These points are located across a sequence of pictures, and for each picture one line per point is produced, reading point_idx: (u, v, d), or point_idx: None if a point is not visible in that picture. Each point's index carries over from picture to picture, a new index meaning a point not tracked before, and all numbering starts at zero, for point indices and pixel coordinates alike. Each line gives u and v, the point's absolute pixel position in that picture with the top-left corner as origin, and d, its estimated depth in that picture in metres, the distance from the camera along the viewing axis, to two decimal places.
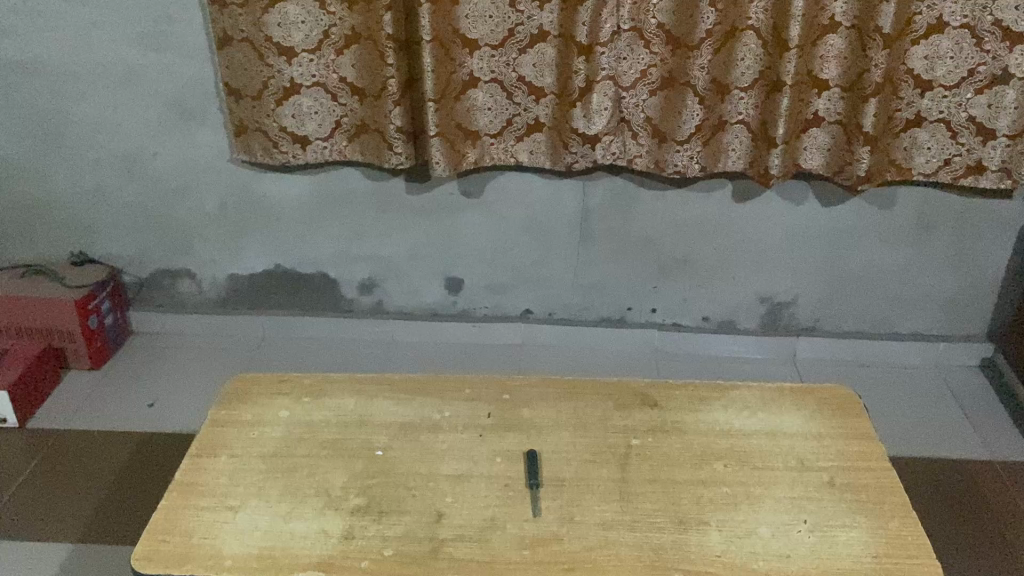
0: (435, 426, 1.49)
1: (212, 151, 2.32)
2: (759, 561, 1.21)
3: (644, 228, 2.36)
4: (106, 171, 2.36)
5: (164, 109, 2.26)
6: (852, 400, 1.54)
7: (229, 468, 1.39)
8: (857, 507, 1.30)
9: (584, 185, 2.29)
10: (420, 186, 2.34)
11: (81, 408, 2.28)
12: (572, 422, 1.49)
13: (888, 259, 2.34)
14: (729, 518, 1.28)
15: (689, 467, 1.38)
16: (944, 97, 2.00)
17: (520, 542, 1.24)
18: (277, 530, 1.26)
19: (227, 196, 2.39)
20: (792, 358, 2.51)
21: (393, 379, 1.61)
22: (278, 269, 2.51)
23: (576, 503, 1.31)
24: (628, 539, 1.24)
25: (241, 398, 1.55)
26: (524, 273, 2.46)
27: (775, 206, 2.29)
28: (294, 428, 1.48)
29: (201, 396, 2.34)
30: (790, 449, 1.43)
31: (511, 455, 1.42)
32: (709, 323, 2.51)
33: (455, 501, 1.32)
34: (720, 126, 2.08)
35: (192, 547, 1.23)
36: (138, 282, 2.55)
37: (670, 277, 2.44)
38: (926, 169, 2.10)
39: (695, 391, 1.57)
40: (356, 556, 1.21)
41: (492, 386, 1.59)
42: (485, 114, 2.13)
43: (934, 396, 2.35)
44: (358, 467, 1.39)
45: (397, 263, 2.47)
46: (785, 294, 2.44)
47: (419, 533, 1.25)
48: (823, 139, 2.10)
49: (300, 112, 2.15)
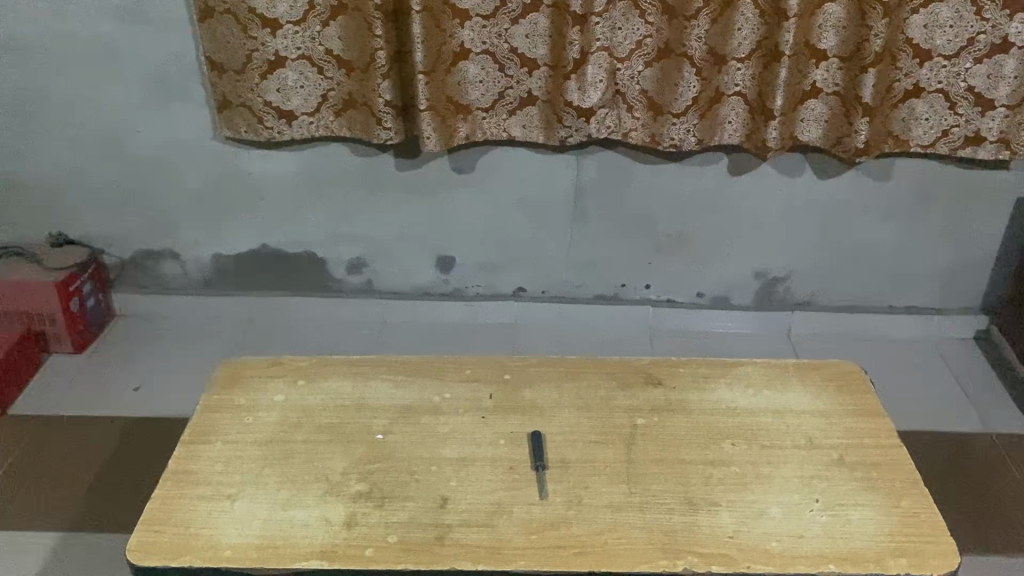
0: (435, 409, 1.45)
1: (195, 127, 2.25)
2: (773, 542, 1.18)
3: (638, 205, 2.32)
4: (86, 150, 2.29)
5: (143, 85, 2.19)
6: (857, 375, 1.52)
7: (224, 455, 1.34)
8: (869, 485, 1.28)
9: (577, 161, 2.25)
10: (410, 162, 2.28)
11: (66, 393, 2.23)
12: (576, 402, 1.46)
13: (883, 233, 2.33)
14: (740, 499, 1.26)
15: (696, 448, 1.36)
16: (942, 67, 1.97)
17: (526, 527, 1.21)
18: (277, 519, 1.23)
19: (211, 174, 2.32)
20: (787, 334, 2.49)
21: (391, 361, 1.56)
22: (264, 248, 2.45)
23: (583, 485, 1.28)
24: (638, 522, 1.22)
25: (234, 382, 1.51)
26: (517, 252, 2.42)
27: (771, 180, 2.26)
28: (290, 412, 1.43)
29: (189, 379, 2.29)
30: (798, 426, 1.40)
31: (515, 437, 1.38)
32: (703, 299, 2.49)
33: (460, 485, 1.29)
34: (717, 98, 2.04)
35: (191, 538, 1.19)
36: (119, 264, 2.48)
37: (665, 253, 2.41)
38: (924, 141, 2.07)
39: (699, 368, 1.54)
40: (360, 544, 1.18)
41: (492, 367, 1.55)
42: (477, 87, 2.08)
43: (930, 370, 2.34)
44: (358, 452, 1.35)
45: (387, 242, 2.42)
46: (780, 269, 2.41)
47: (423, 520, 1.22)
48: (821, 111, 2.07)
49: (286, 86, 2.09)
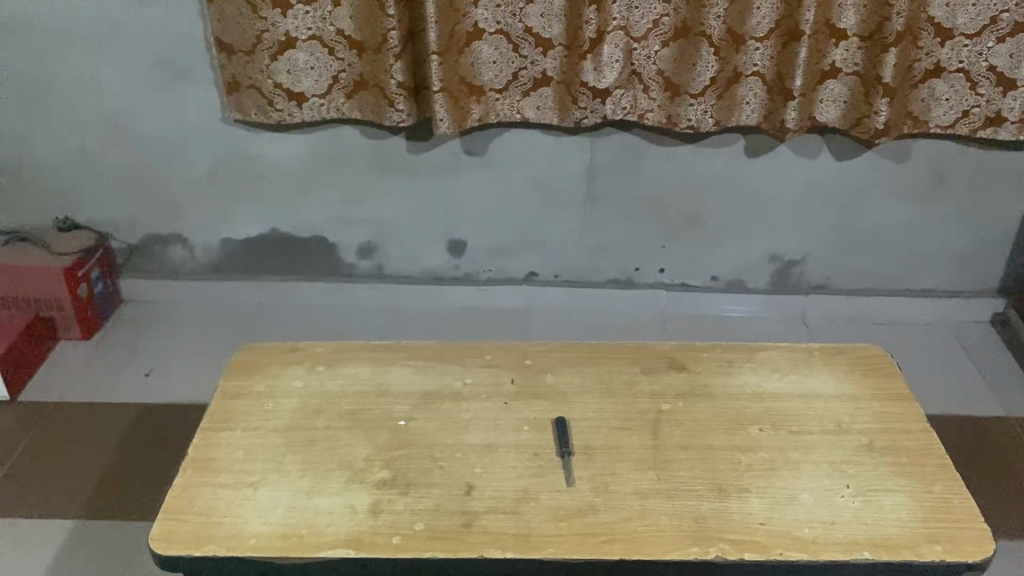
0: (457, 395, 1.43)
1: (203, 110, 2.22)
2: (805, 529, 1.17)
3: (653, 188, 2.29)
4: (92, 134, 2.25)
5: (151, 66, 2.16)
6: (883, 360, 1.50)
7: (244, 442, 1.32)
8: (900, 470, 1.27)
9: (590, 143, 2.22)
10: (421, 145, 2.25)
11: (75, 379, 2.21)
12: (599, 388, 1.44)
13: (899, 215, 2.30)
14: (770, 485, 1.24)
15: (723, 433, 1.34)
16: (964, 46, 1.94)
17: (555, 514, 1.19)
18: (300, 507, 1.21)
19: (219, 157, 2.29)
20: (802, 317, 2.47)
21: (410, 346, 1.54)
22: (273, 233, 2.42)
23: (610, 471, 1.26)
24: (667, 508, 1.20)
25: (252, 368, 1.49)
26: (530, 235, 2.40)
27: (787, 161, 2.23)
28: (310, 399, 1.41)
29: (199, 365, 2.27)
30: (825, 411, 1.38)
31: (538, 423, 1.36)
32: (718, 283, 2.47)
33: (484, 472, 1.27)
34: (735, 78, 2.01)
35: (213, 527, 1.18)
36: (127, 249, 2.45)
37: (679, 237, 2.38)
38: (944, 122, 2.05)
39: (723, 353, 1.52)
40: (386, 532, 1.16)
41: (512, 352, 1.53)
42: (490, 68, 2.04)
43: (947, 353, 2.32)
44: (380, 439, 1.33)
45: (398, 226, 2.40)
46: (795, 252, 2.39)
47: (449, 507, 1.20)
48: (840, 92, 2.04)
49: (296, 68, 2.06)
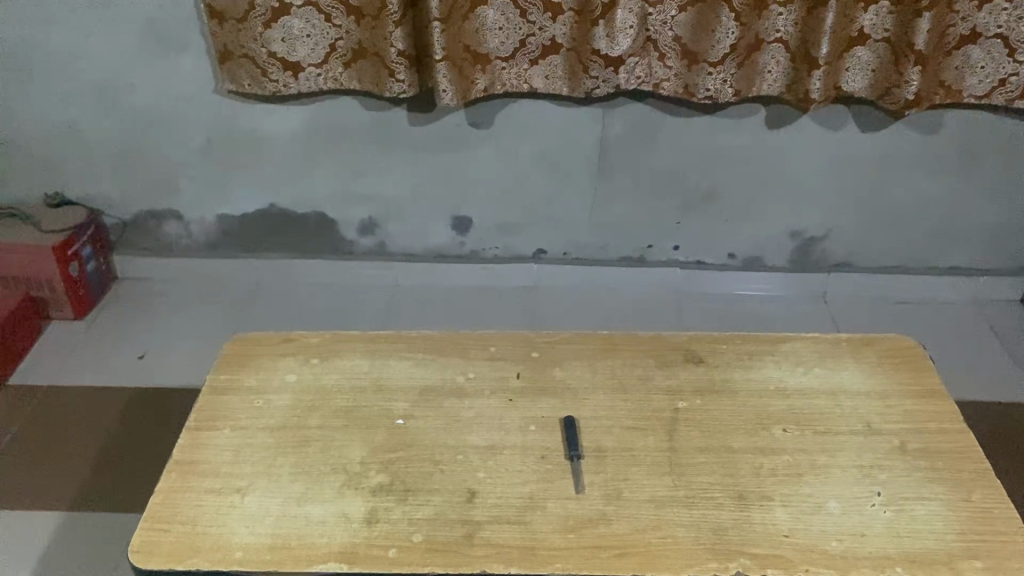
0: (460, 391, 1.34)
1: (195, 80, 2.11)
2: (833, 542, 1.08)
3: (668, 161, 2.18)
4: (81, 105, 2.15)
5: (139, 34, 2.05)
6: (915, 352, 1.41)
7: (233, 443, 1.24)
8: (935, 477, 1.18)
9: (602, 115, 2.11)
10: (423, 117, 2.15)
11: (67, 361, 2.13)
12: (610, 383, 1.35)
13: (927, 190, 2.19)
14: (795, 493, 1.15)
15: (744, 434, 1.25)
16: (1003, 10, 1.80)
17: (563, 524, 1.11)
18: (291, 515, 1.13)
19: (214, 129, 2.19)
20: (822, 297, 2.37)
21: (410, 337, 1.46)
22: (271, 208, 2.33)
23: (622, 477, 1.18)
24: (684, 519, 1.11)
25: (242, 361, 1.40)
26: (538, 211, 2.29)
27: (810, 133, 2.11)
28: (303, 395, 1.33)
29: (195, 347, 2.19)
30: (854, 409, 1.29)
31: (546, 423, 1.27)
32: (735, 261, 2.36)
33: (488, 477, 1.18)
34: (756, 45, 1.90)
35: (199, 537, 1.10)
36: (120, 225, 2.36)
37: (694, 213, 2.27)
38: (978, 91, 1.93)
39: (743, 345, 1.43)
40: (382, 544, 1.08)
41: (519, 344, 1.44)
42: (496, 35, 1.93)
43: (975, 334, 2.22)
44: (377, 439, 1.25)
45: (401, 201, 2.30)
46: (816, 228, 2.28)
47: (450, 516, 1.12)
48: (868, 59, 1.92)
49: (291, 36, 1.95)
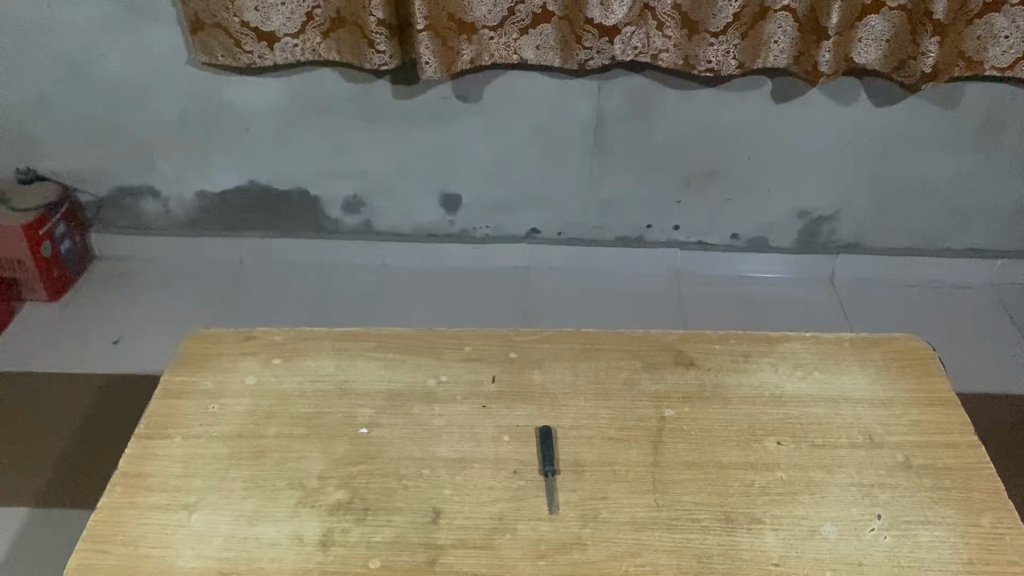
0: (430, 396, 1.25)
1: (167, 51, 2.00)
2: (828, 573, 0.98)
3: (667, 137, 2.06)
4: (48, 77, 2.05)
5: (107, 3, 1.93)
6: (923, 354, 1.31)
7: (183, 453, 1.16)
8: (943, 497, 1.08)
9: (597, 88, 1.99)
10: (409, 90, 2.03)
11: (40, 347, 2.05)
12: (592, 388, 1.26)
13: (944, 168, 2.06)
14: (788, 514, 1.06)
15: (735, 447, 1.15)
16: None
17: (534, 549, 1.02)
18: (240, 536, 1.04)
19: (189, 103, 2.08)
20: (830, 279, 2.26)
21: (380, 335, 1.36)
22: (252, 185, 2.22)
23: (600, 496, 1.09)
24: (665, 544, 1.02)
25: (199, 360, 1.31)
26: (531, 190, 2.18)
27: (819, 107, 1.99)
28: (263, 400, 1.24)
29: (173, 330, 2.11)
30: (856, 419, 1.19)
31: (521, 433, 1.18)
32: (738, 241, 2.25)
33: (456, 495, 1.09)
34: (761, 13, 1.77)
35: (139, 560, 1.01)
36: (95, 202, 2.27)
37: (696, 191, 2.16)
38: (1002, 64, 1.78)
39: (738, 345, 1.33)
40: (336, 571, 0.99)
41: (496, 343, 1.35)
42: (482, 3, 1.80)
43: (993, 320, 2.11)
44: (338, 450, 1.16)
45: (387, 179, 2.19)
46: (825, 208, 2.17)
47: (411, 539, 1.03)
48: (882, 28, 1.77)
49: (265, 4, 1.83)
